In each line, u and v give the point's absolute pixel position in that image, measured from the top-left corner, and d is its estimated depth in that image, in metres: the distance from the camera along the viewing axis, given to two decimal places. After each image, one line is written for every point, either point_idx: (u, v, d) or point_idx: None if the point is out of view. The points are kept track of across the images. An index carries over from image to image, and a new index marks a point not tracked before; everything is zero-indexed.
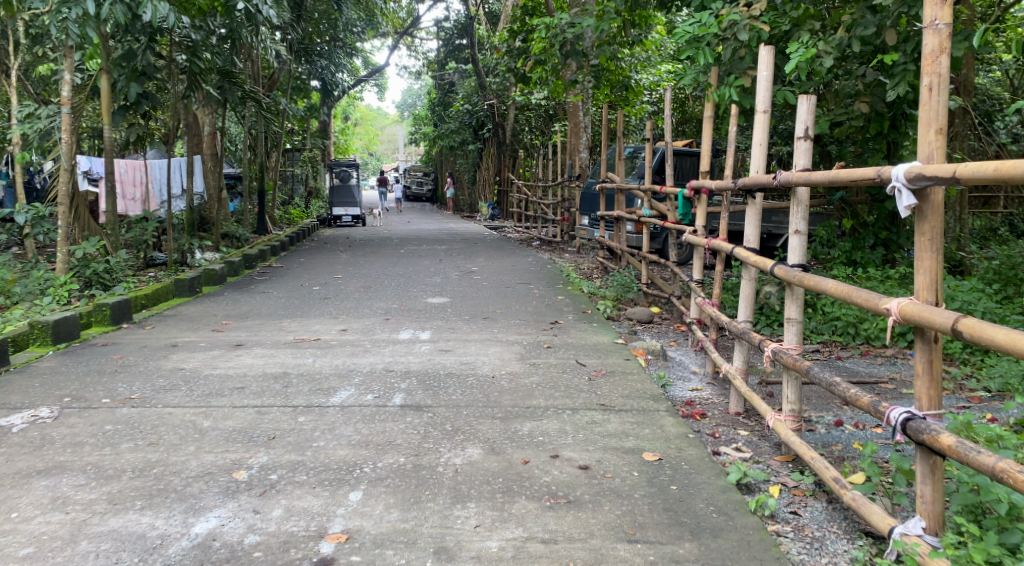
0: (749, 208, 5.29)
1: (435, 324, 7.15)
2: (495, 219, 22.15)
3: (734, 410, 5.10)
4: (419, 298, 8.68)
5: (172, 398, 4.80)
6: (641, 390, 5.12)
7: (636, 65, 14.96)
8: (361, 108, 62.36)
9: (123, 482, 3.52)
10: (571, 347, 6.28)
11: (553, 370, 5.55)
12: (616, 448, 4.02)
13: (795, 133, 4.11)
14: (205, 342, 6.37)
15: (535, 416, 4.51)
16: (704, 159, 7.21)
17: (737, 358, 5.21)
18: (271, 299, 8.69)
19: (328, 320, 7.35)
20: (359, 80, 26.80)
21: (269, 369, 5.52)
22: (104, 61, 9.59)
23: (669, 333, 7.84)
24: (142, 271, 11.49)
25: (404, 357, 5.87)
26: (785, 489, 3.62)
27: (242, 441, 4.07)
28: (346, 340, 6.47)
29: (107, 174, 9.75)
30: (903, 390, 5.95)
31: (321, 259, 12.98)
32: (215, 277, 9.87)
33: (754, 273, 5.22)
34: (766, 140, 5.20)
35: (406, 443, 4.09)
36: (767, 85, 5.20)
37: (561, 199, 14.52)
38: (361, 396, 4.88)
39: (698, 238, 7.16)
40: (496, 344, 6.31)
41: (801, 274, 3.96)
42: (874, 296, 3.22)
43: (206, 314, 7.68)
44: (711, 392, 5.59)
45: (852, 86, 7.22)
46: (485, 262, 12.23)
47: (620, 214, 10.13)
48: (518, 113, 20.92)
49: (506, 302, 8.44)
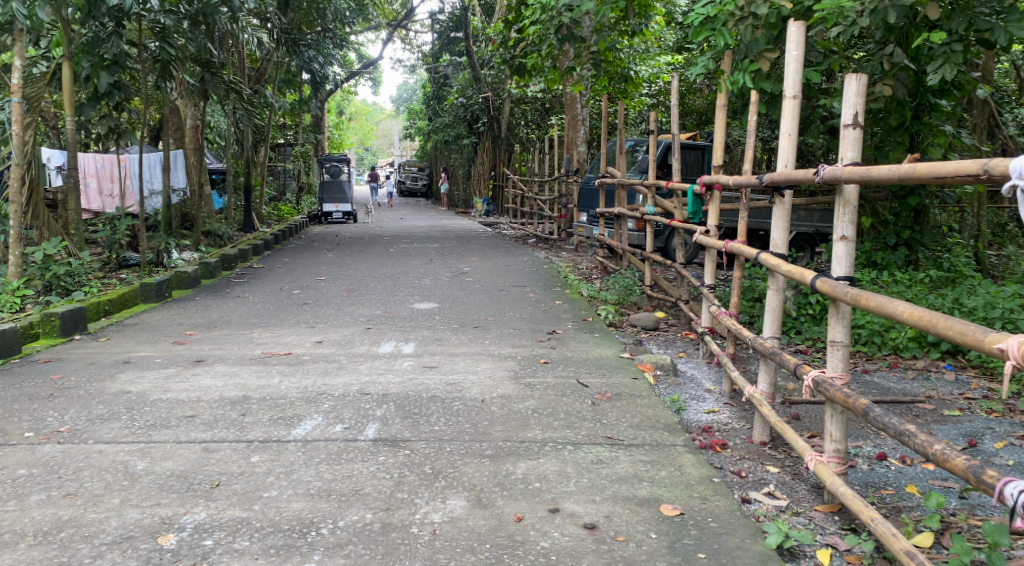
0: (776, 208, 4.59)
1: (420, 335, 6.47)
2: (490, 215, 21.48)
3: (759, 439, 4.50)
4: (405, 304, 8.00)
5: (108, 430, 4.11)
6: (653, 417, 4.46)
7: (639, 56, 14.23)
8: (356, 104, 61.60)
9: (17, 553, 2.92)
10: (571, 362, 5.61)
11: (550, 392, 4.87)
12: (628, 499, 3.37)
13: (843, 120, 3.41)
14: (162, 358, 5.68)
15: (530, 453, 3.85)
16: (717, 152, 6.53)
17: (761, 381, 4.58)
18: (245, 305, 8.00)
19: (303, 331, 6.68)
20: (351, 73, 26.06)
21: (227, 391, 4.85)
22: (66, 49, 8.93)
23: (677, 342, 7.19)
24: (113, 273, 10.82)
25: (382, 376, 5.20)
26: (836, 555, 3.03)
27: (178, 490, 3.39)
28: (319, 354, 5.79)
29: (70, 170, 9.05)
30: (945, 411, 5.29)
31: (306, 259, 12.28)
32: (186, 280, 9.13)
33: (781, 282, 4.55)
34: (797, 129, 4.53)
35: (376, 493, 3.41)
36: (798, 67, 4.51)
37: (558, 195, 13.84)
38: (328, 427, 4.21)
39: (710, 239, 6.49)
40: (487, 359, 5.64)
41: (853, 290, 3.28)
42: (985, 336, 2.65)
43: (171, 324, 6.99)
44: (731, 417, 4.96)
45: (876, 69, 6.55)
46: (479, 262, 11.54)
47: (622, 211, 9.47)
48: (513, 107, 20.23)
49: (499, 308, 7.76)
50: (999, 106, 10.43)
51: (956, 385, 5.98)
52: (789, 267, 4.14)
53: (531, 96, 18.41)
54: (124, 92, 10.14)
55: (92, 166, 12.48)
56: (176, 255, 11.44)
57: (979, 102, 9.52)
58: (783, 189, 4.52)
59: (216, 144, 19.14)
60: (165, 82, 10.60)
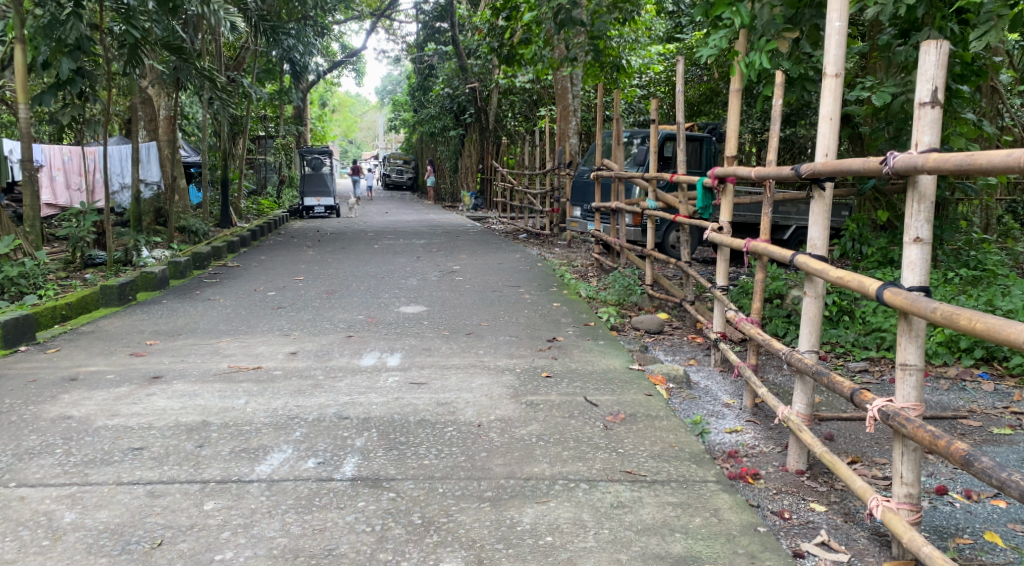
0: (814, 203, 4.01)
1: (407, 344, 5.86)
2: (478, 209, 20.86)
3: (795, 468, 3.96)
4: (390, 307, 7.36)
5: (35, 469, 3.48)
6: (677, 444, 3.87)
7: (631, 44, 13.66)
8: (341, 96, 60.72)
9: None
10: (574, 376, 5.01)
11: (555, 414, 4.27)
12: (660, 559, 2.87)
13: (919, 97, 2.84)
14: (115, 374, 5.02)
15: (538, 495, 3.26)
16: (731, 142, 5.96)
17: (797, 401, 4.02)
18: (214, 310, 7.34)
19: (277, 339, 6.05)
20: (333, 63, 25.29)
21: (184, 416, 4.22)
22: (18, 31, 8.27)
23: (685, 347, 6.62)
24: (77, 273, 10.12)
25: (363, 395, 4.58)
26: None
27: (109, 553, 2.83)
28: (292, 368, 5.17)
29: (24, 162, 8.36)
30: (993, 428, 4.74)
31: (285, 257, 11.61)
32: (153, 281, 8.43)
33: (820, 287, 3.96)
34: (839, 112, 3.95)
35: (354, 555, 2.86)
36: (840, 40, 3.93)
37: (550, 188, 13.23)
38: (298, 462, 3.60)
39: (724, 237, 5.90)
40: (482, 372, 5.05)
41: (942, 306, 2.68)
42: None
43: (130, 332, 6.34)
44: (759, 440, 4.40)
45: (911, 53, 5.98)
46: (468, 260, 10.92)
47: (619, 205, 8.89)
48: (501, 98, 19.62)
49: (493, 311, 7.17)
50: (1013, 94, 9.93)
51: (998, 396, 5.44)
52: (838, 272, 3.54)
53: (520, 86, 17.79)
54: (89, 80, 9.50)
55: (61, 159, 11.90)
56: (146, 253, 10.76)
57: (994, 90, 8.90)
58: (824, 181, 3.92)
59: (192, 136, 18.35)
60: (132, 67, 9.93)
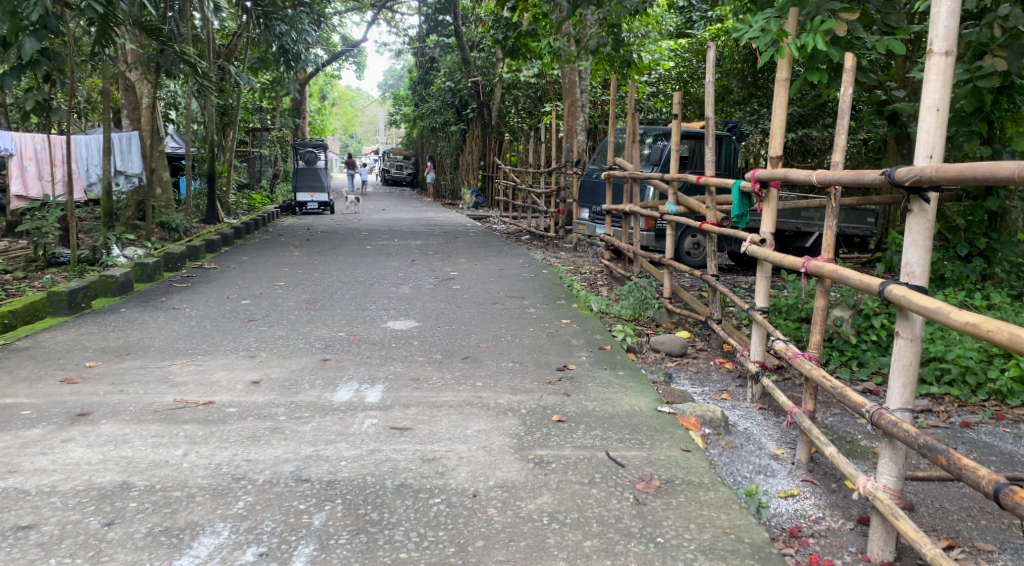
0: (912, 218, 3.11)
1: (391, 371, 4.96)
2: (479, 208, 19.93)
3: (880, 558, 3.09)
4: (376, 322, 6.46)
5: None
6: (735, 530, 3.01)
7: (643, 38, 12.80)
8: (342, 91, 59.61)
9: None
10: (592, 421, 4.11)
11: (568, 480, 3.36)
12: None
13: None
14: (31, 411, 4.11)
15: None
16: (776, 139, 5.03)
17: (884, 472, 3.11)
18: (176, 322, 6.41)
19: (240, 362, 5.15)
20: (332, 56, 24.35)
21: (100, 475, 3.31)
22: None
23: (712, 374, 5.73)
24: (37, 272, 9.19)
25: (331, 447, 3.67)
26: None
27: None
28: (249, 405, 4.25)
29: None
30: None
31: (269, 258, 10.66)
32: (113, 286, 7.51)
33: (918, 329, 3.06)
34: (948, 101, 3.03)
35: None
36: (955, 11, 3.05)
37: (556, 187, 12.29)
38: (234, 554, 2.80)
39: (766, 251, 4.97)
40: (479, 415, 4.13)
41: None
42: None
43: (71, 350, 5.44)
44: (825, 511, 3.51)
45: (984, 36, 5.10)
46: (466, 264, 10.00)
47: (633, 208, 7.98)
48: (504, 93, 18.72)
49: (494, 328, 6.29)
50: None
51: None
52: (968, 317, 2.73)
53: (524, 81, 16.92)
54: (54, 60, 8.56)
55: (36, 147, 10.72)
56: (117, 251, 9.80)
57: None
58: (927, 191, 3.03)
59: (179, 127, 17.41)
60: (103, 47, 8.99)
